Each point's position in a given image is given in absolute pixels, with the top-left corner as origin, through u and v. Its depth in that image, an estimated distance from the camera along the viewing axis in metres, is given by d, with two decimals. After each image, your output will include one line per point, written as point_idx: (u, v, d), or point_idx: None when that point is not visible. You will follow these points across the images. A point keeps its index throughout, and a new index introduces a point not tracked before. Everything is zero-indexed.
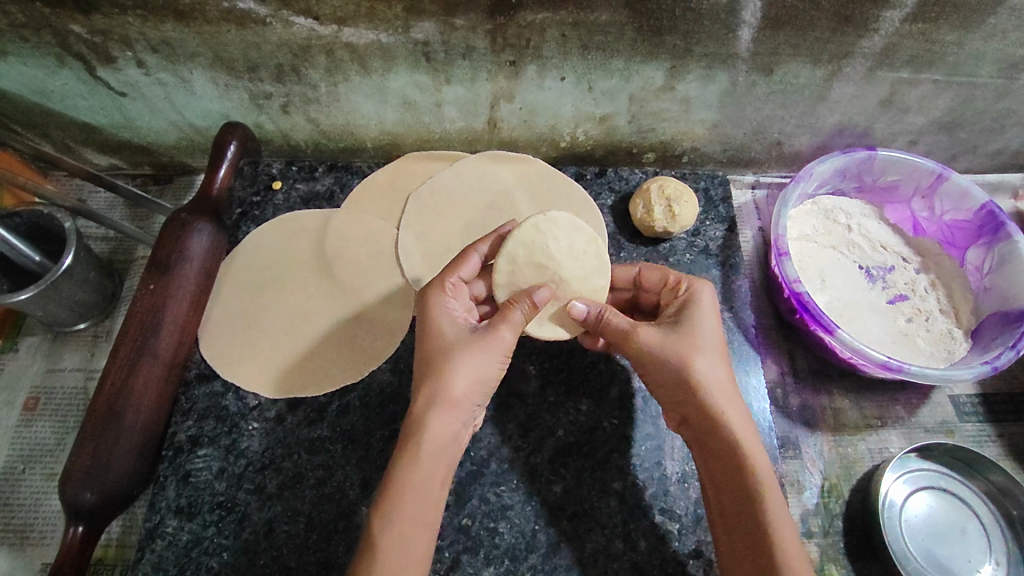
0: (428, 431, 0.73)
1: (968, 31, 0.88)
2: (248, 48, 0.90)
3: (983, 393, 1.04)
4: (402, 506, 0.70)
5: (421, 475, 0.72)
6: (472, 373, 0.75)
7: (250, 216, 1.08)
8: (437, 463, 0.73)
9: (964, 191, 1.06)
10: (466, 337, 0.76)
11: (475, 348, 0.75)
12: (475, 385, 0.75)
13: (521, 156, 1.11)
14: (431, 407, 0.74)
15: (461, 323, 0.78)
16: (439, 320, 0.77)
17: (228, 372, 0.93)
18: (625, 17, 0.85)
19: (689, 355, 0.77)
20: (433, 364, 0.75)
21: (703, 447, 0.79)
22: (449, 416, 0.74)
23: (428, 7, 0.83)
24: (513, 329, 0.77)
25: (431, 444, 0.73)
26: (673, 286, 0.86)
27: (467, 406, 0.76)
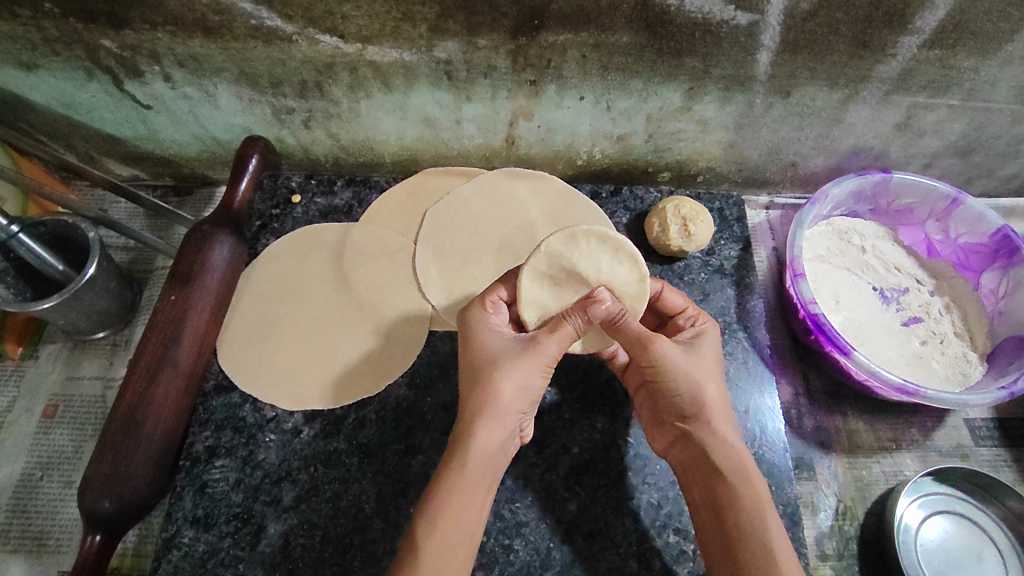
0: (477, 439, 0.75)
1: (985, 57, 0.89)
2: (274, 64, 0.92)
3: (998, 417, 1.03)
4: (449, 510, 0.73)
5: (468, 483, 0.74)
6: (518, 384, 0.77)
7: (269, 228, 1.09)
8: (482, 473, 0.76)
9: (979, 215, 1.06)
10: (512, 349, 0.79)
11: (524, 359, 0.77)
12: (520, 397, 0.77)
13: (537, 173, 1.13)
14: (480, 417, 0.76)
15: (507, 336, 0.81)
16: (483, 334, 0.81)
17: (246, 384, 0.94)
18: (645, 39, 0.86)
19: (703, 377, 0.80)
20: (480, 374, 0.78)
21: (690, 468, 0.81)
22: (494, 425, 0.76)
23: (451, 26, 0.85)
24: (560, 345, 0.78)
25: (477, 452, 0.75)
26: (688, 313, 0.89)
27: (512, 417, 0.77)
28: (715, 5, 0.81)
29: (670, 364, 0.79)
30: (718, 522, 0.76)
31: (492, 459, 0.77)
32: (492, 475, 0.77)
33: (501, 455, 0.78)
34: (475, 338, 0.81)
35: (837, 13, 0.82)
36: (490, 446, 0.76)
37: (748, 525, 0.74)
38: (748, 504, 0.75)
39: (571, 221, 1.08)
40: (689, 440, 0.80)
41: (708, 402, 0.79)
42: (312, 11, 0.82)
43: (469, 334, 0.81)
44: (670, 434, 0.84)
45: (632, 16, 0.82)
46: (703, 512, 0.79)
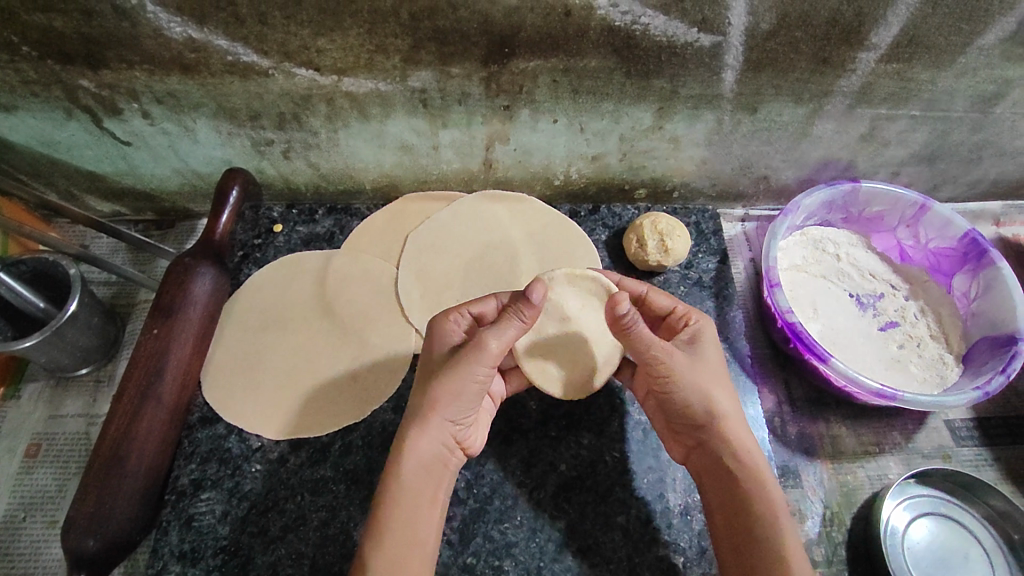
0: (410, 447, 0.76)
1: (939, 69, 0.93)
2: (251, 98, 0.94)
3: (978, 418, 1.05)
4: (399, 516, 0.74)
5: (411, 489, 0.75)
6: (450, 387, 0.76)
7: (251, 258, 1.10)
8: (424, 482, 0.77)
9: (946, 220, 1.08)
10: (456, 351, 0.77)
11: (463, 357, 0.76)
12: (459, 407, 0.77)
13: (516, 195, 1.15)
14: (416, 426, 0.76)
15: (454, 339, 0.79)
16: (436, 337, 0.80)
17: (232, 415, 0.94)
18: (613, 63, 0.89)
19: (709, 383, 0.81)
20: (420, 386, 0.78)
21: (709, 475, 0.82)
22: (424, 433, 0.76)
23: (424, 56, 0.87)
24: (500, 340, 0.76)
25: (412, 461, 0.76)
26: (680, 316, 0.88)
27: (442, 427, 0.78)
28: (678, 29, 0.84)
29: (676, 372, 0.80)
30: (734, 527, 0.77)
31: (429, 467, 0.78)
32: (431, 484, 0.78)
33: (438, 461, 0.79)
34: (428, 346, 0.81)
35: (796, 32, 0.86)
36: (421, 455, 0.76)
37: (762, 532, 0.74)
38: (760, 512, 0.75)
39: (550, 243, 1.11)
40: (706, 446, 0.82)
41: (722, 411, 0.80)
42: (287, 46, 0.85)
43: (426, 344, 0.81)
44: (688, 440, 0.85)
45: (599, 41, 0.85)
46: (719, 516, 0.80)
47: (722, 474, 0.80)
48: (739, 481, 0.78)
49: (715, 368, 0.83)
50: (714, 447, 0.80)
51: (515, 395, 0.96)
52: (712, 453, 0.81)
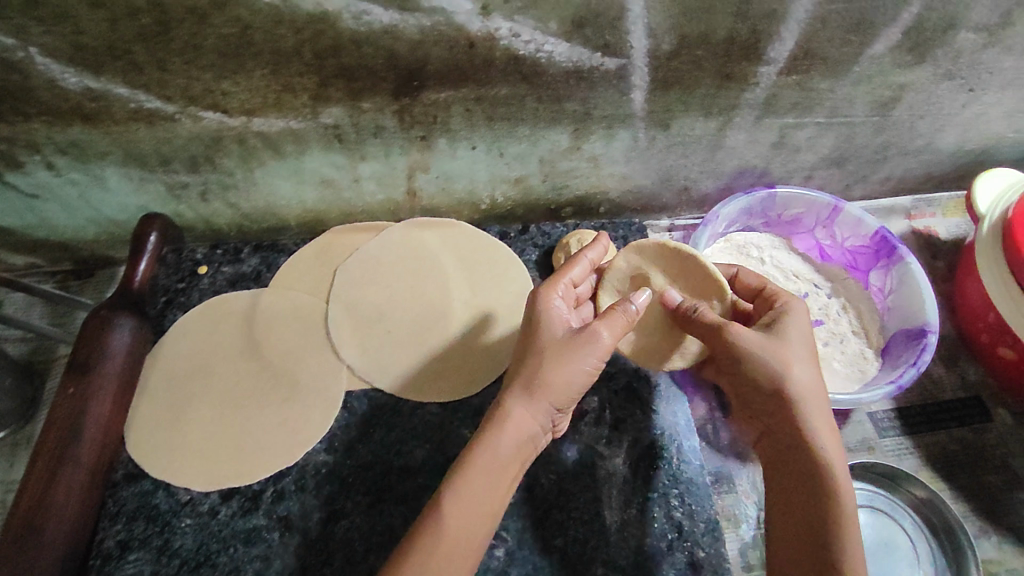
0: (512, 418, 0.81)
1: (838, 78, 0.97)
2: (159, 143, 0.91)
3: (897, 408, 1.11)
4: (470, 492, 0.77)
5: (497, 462, 0.80)
6: (568, 371, 0.82)
7: (175, 303, 1.07)
8: (512, 459, 0.81)
9: (858, 219, 1.14)
10: (569, 336, 0.84)
11: (577, 347, 0.82)
12: (569, 389, 0.82)
13: (444, 221, 1.16)
14: (518, 398, 0.82)
15: (565, 324, 0.86)
16: (551, 319, 0.86)
17: (158, 470, 0.91)
18: (523, 90, 0.90)
19: (786, 361, 0.81)
20: (534, 356, 0.84)
21: (778, 465, 0.83)
22: (528, 409, 0.82)
23: (333, 93, 0.86)
24: (613, 332, 0.83)
25: (483, 454, 0.79)
26: (768, 296, 0.92)
27: (546, 408, 0.83)
28: (582, 54, 0.86)
29: (755, 347, 0.82)
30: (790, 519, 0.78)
31: (523, 446, 0.82)
32: (520, 459, 0.82)
33: (532, 440, 0.84)
34: (539, 321, 0.86)
35: (697, 51, 0.88)
36: (508, 444, 0.80)
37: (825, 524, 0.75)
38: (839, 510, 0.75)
39: (481, 267, 1.12)
40: (777, 433, 0.83)
41: (801, 392, 0.80)
42: (190, 90, 0.83)
43: (535, 324, 0.86)
44: (759, 423, 0.86)
45: (506, 69, 0.86)
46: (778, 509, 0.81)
47: (798, 464, 0.80)
48: (810, 473, 0.78)
49: (808, 344, 0.84)
50: (791, 436, 0.81)
51: (452, 424, 0.98)
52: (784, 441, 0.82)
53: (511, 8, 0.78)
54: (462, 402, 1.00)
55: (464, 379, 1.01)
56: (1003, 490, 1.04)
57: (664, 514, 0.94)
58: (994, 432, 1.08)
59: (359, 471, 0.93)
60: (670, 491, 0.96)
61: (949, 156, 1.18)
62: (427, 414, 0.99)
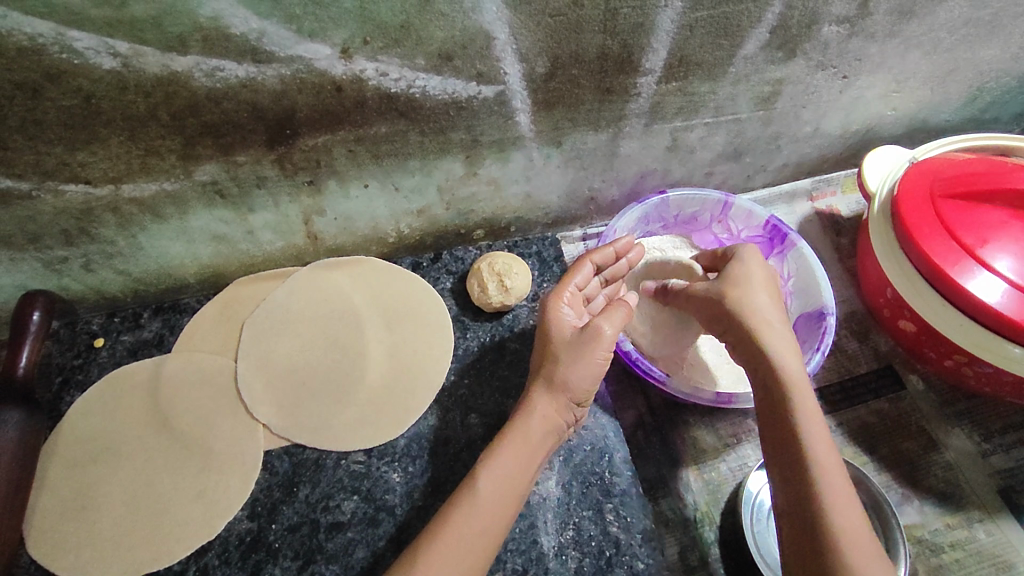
0: (538, 411, 0.85)
1: (716, 80, 0.99)
2: (22, 222, 0.86)
3: (818, 388, 1.13)
4: (501, 476, 0.80)
5: (523, 447, 0.83)
6: (578, 368, 0.84)
7: (72, 381, 1.01)
8: (538, 444, 0.84)
9: (749, 211, 1.16)
10: (575, 336, 0.86)
11: (580, 347, 0.85)
12: (587, 385, 0.85)
13: (352, 259, 1.13)
14: (543, 394, 0.86)
15: (571, 328, 0.88)
16: (558, 323, 0.88)
17: (65, 568, 0.86)
18: (403, 125, 0.88)
19: (757, 311, 0.85)
20: (553, 355, 0.86)
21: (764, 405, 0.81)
22: (556, 401, 0.85)
23: (203, 150, 0.83)
24: (613, 326, 0.85)
25: (507, 441, 0.83)
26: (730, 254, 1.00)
27: (571, 403, 0.86)
28: (457, 85, 0.85)
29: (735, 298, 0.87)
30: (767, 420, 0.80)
31: (548, 434, 0.86)
32: (545, 450, 0.86)
33: (556, 433, 0.87)
34: (552, 324, 0.89)
35: (572, 70, 0.88)
36: (541, 424, 0.85)
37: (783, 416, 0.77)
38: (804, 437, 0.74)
39: (396, 302, 1.10)
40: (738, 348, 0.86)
41: (770, 335, 0.83)
42: (43, 165, 0.78)
43: (545, 331, 0.89)
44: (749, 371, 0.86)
45: (381, 108, 0.84)
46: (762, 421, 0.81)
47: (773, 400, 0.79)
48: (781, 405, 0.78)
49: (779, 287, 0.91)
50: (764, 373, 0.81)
51: (378, 471, 0.95)
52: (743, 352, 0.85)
53: (372, 48, 0.77)
54: (387, 446, 0.97)
55: (384, 423, 0.98)
56: (923, 454, 1.07)
57: (601, 531, 0.93)
58: (909, 399, 1.12)
59: (284, 535, 0.90)
60: (603, 505, 0.95)
61: (838, 138, 1.23)
62: (352, 464, 0.95)
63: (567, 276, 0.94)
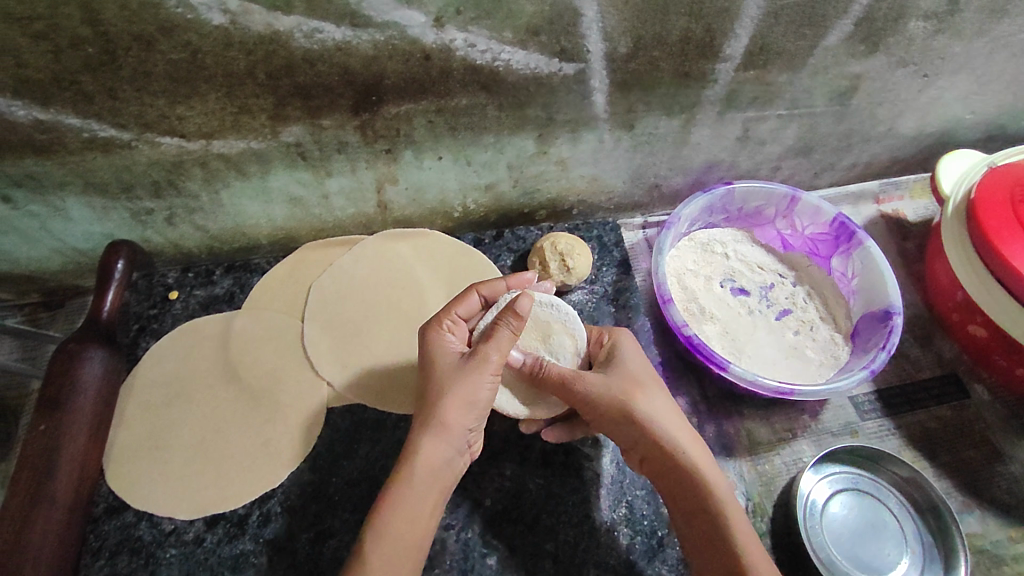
0: (421, 456, 0.77)
1: (795, 71, 0.98)
2: (119, 171, 0.90)
3: (877, 390, 1.12)
4: (389, 535, 0.73)
5: (407, 497, 0.76)
6: (462, 396, 0.78)
7: (148, 329, 1.06)
8: (426, 490, 0.77)
9: (816, 207, 1.16)
10: (456, 363, 0.80)
11: (465, 372, 0.79)
12: (467, 413, 0.79)
13: (417, 231, 1.15)
14: (423, 434, 0.78)
15: (454, 354, 0.82)
16: (440, 352, 0.83)
17: (140, 501, 0.91)
18: (483, 98, 0.90)
19: (628, 391, 0.84)
20: (433, 385, 0.79)
21: (666, 482, 0.85)
22: (440, 440, 0.78)
23: (292, 112, 0.86)
24: (499, 351, 0.79)
25: (403, 482, 0.76)
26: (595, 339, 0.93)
27: (453, 437, 0.79)
28: (540, 61, 0.86)
29: (594, 389, 0.83)
30: (699, 532, 0.81)
31: (437, 476, 0.78)
32: (439, 487, 0.79)
33: (447, 468, 0.80)
34: (429, 354, 0.83)
35: (654, 52, 0.89)
36: (436, 460, 0.78)
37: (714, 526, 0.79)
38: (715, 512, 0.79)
39: (457, 274, 1.12)
40: (652, 454, 0.85)
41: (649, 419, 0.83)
42: (144, 116, 0.82)
43: (429, 360, 0.82)
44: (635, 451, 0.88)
45: (464, 80, 0.86)
46: (687, 530, 0.83)
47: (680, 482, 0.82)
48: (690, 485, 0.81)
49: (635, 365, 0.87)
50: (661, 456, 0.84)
51: None
52: (661, 460, 0.84)
53: (464, 19, 0.78)
54: None
55: None
56: (983, 465, 1.06)
57: (653, 510, 0.94)
58: (973, 408, 1.11)
59: (344, 489, 0.93)
60: None
61: (912, 139, 1.21)
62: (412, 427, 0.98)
63: (446, 305, 0.88)
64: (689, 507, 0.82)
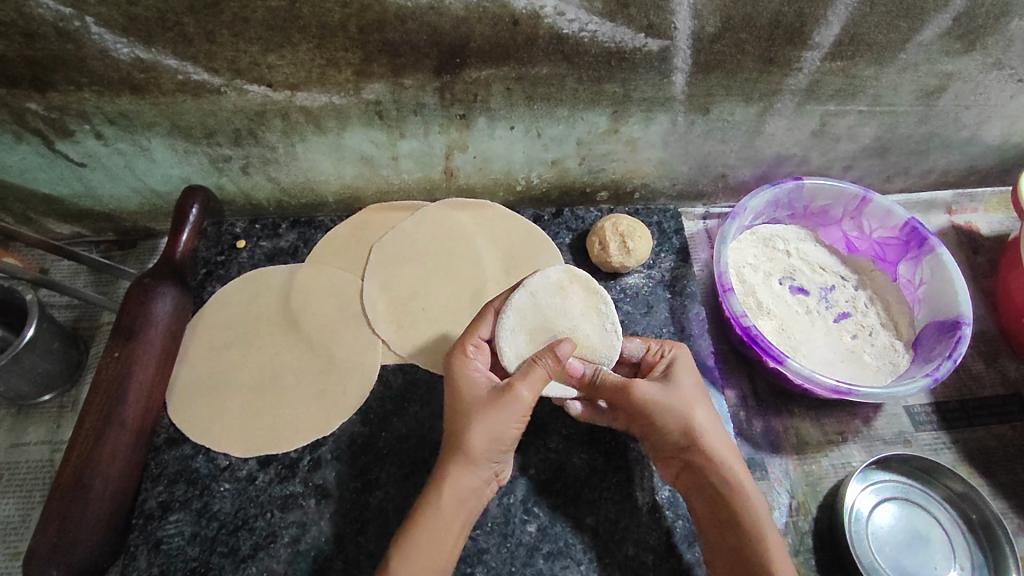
0: (448, 484, 0.78)
1: (882, 66, 0.95)
2: (205, 116, 0.93)
3: (935, 402, 1.09)
4: (414, 554, 0.75)
5: (437, 521, 0.77)
6: (489, 432, 0.77)
7: (215, 275, 1.09)
8: (453, 519, 0.79)
9: (887, 210, 1.13)
10: (485, 398, 0.78)
11: (498, 409, 0.77)
12: (497, 446, 0.78)
13: (479, 202, 1.16)
14: (452, 464, 0.78)
15: (483, 383, 0.81)
16: (469, 382, 0.80)
17: (198, 435, 0.94)
18: (564, 69, 0.90)
19: (687, 405, 0.83)
20: (462, 417, 0.78)
21: (703, 494, 0.84)
22: (471, 472, 0.78)
23: (377, 69, 0.87)
24: (532, 389, 0.78)
25: (444, 499, 0.78)
26: (656, 350, 0.90)
27: (486, 467, 0.79)
28: (626, 34, 0.86)
29: (652, 401, 0.82)
30: (729, 549, 0.81)
31: (466, 500, 0.79)
32: (468, 513, 0.80)
33: (475, 495, 0.81)
34: (459, 383, 0.81)
35: (741, 34, 0.87)
36: (465, 489, 0.78)
37: (750, 544, 0.79)
38: (754, 531, 0.79)
39: (517, 247, 1.12)
40: (693, 470, 0.84)
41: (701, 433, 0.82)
42: (237, 62, 0.85)
43: (455, 388, 0.81)
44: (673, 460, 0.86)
45: (548, 48, 0.86)
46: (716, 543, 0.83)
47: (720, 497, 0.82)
48: (728, 500, 0.81)
49: (691, 381, 0.85)
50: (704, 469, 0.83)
51: None
52: (703, 477, 0.83)
53: None
54: None
55: None
56: None
57: None
58: None
59: (393, 444, 0.94)
60: None
61: (993, 149, 1.17)
62: None
63: (467, 330, 0.87)
64: (725, 527, 0.82)
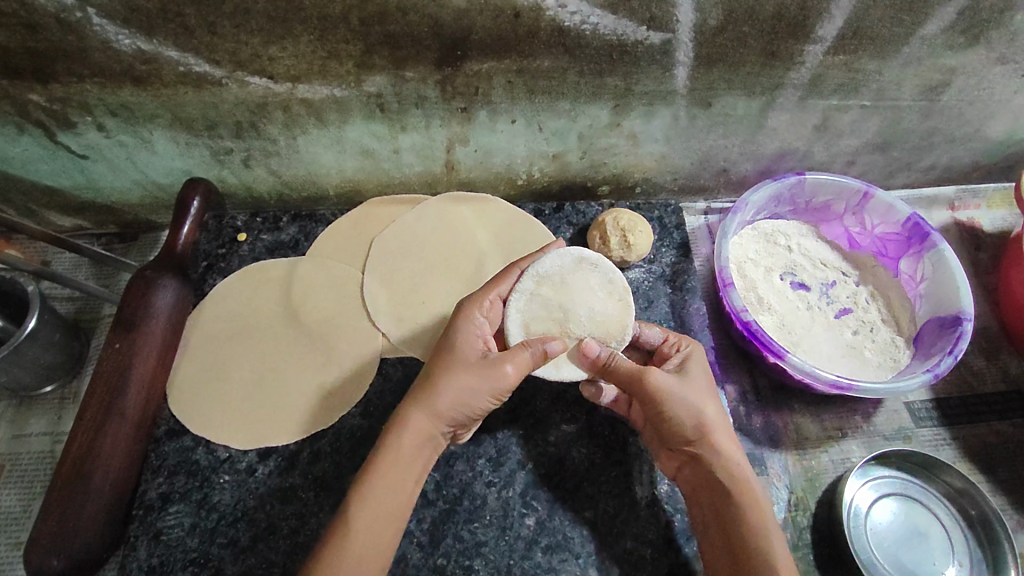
0: (408, 425, 0.78)
1: (886, 60, 0.95)
2: (206, 107, 0.93)
3: (935, 399, 1.09)
4: (367, 508, 0.74)
5: (394, 468, 0.76)
6: (460, 391, 0.78)
7: (216, 268, 1.09)
8: (408, 466, 0.77)
9: (889, 206, 1.12)
10: (474, 360, 0.80)
11: (480, 372, 0.78)
12: (464, 407, 0.79)
13: (480, 196, 1.16)
14: (414, 407, 0.78)
15: (477, 347, 0.82)
16: (465, 340, 0.82)
17: (199, 427, 0.94)
18: (566, 62, 0.90)
19: (698, 400, 0.82)
20: (442, 368, 0.79)
21: (706, 492, 0.83)
22: (430, 419, 0.78)
23: (377, 61, 0.87)
24: (517, 369, 0.79)
25: (403, 440, 0.77)
26: (670, 343, 0.91)
27: (445, 424, 0.79)
28: (628, 27, 0.85)
29: (664, 392, 0.81)
30: (728, 542, 0.79)
31: (425, 446, 0.79)
32: (421, 466, 0.79)
33: (433, 448, 0.80)
34: (455, 336, 0.82)
35: (744, 27, 0.87)
36: (420, 439, 0.78)
37: (750, 541, 0.77)
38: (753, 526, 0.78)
39: (517, 241, 1.12)
40: (697, 464, 0.83)
41: (709, 427, 0.82)
42: (238, 54, 0.85)
43: (450, 343, 0.82)
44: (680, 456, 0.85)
45: (550, 41, 0.86)
46: (715, 538, 0.81)
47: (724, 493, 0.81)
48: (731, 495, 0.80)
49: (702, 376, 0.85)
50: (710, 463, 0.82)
51: None
52: (709, 471, 0.82)
53: None
54: None
55: None
56: None
57: None
58: None
59: None
60: None
61: (996, 145, 1.17)
62: None
63: (488, 283, 0.88)
64: (727, 523, 0.80)
